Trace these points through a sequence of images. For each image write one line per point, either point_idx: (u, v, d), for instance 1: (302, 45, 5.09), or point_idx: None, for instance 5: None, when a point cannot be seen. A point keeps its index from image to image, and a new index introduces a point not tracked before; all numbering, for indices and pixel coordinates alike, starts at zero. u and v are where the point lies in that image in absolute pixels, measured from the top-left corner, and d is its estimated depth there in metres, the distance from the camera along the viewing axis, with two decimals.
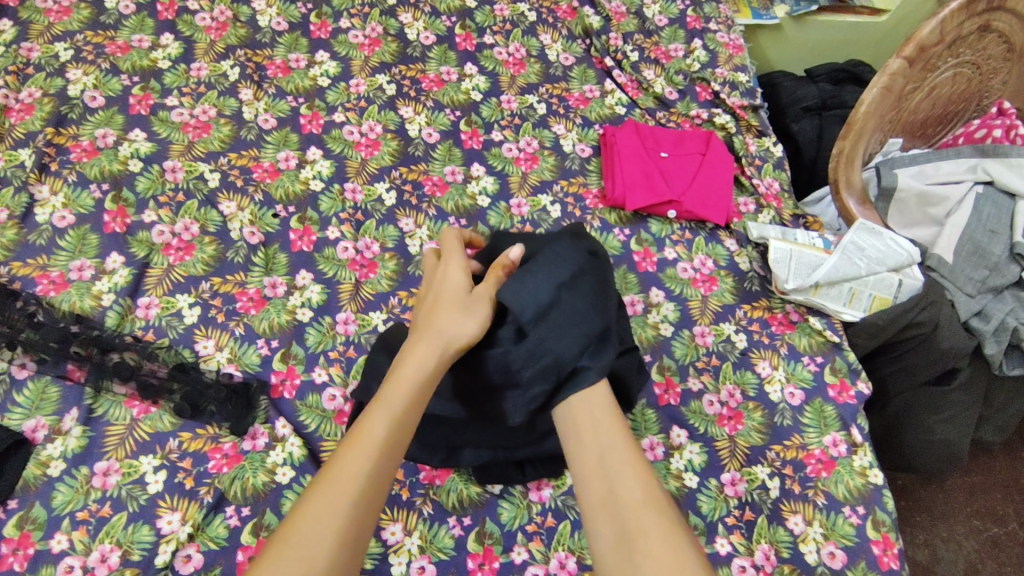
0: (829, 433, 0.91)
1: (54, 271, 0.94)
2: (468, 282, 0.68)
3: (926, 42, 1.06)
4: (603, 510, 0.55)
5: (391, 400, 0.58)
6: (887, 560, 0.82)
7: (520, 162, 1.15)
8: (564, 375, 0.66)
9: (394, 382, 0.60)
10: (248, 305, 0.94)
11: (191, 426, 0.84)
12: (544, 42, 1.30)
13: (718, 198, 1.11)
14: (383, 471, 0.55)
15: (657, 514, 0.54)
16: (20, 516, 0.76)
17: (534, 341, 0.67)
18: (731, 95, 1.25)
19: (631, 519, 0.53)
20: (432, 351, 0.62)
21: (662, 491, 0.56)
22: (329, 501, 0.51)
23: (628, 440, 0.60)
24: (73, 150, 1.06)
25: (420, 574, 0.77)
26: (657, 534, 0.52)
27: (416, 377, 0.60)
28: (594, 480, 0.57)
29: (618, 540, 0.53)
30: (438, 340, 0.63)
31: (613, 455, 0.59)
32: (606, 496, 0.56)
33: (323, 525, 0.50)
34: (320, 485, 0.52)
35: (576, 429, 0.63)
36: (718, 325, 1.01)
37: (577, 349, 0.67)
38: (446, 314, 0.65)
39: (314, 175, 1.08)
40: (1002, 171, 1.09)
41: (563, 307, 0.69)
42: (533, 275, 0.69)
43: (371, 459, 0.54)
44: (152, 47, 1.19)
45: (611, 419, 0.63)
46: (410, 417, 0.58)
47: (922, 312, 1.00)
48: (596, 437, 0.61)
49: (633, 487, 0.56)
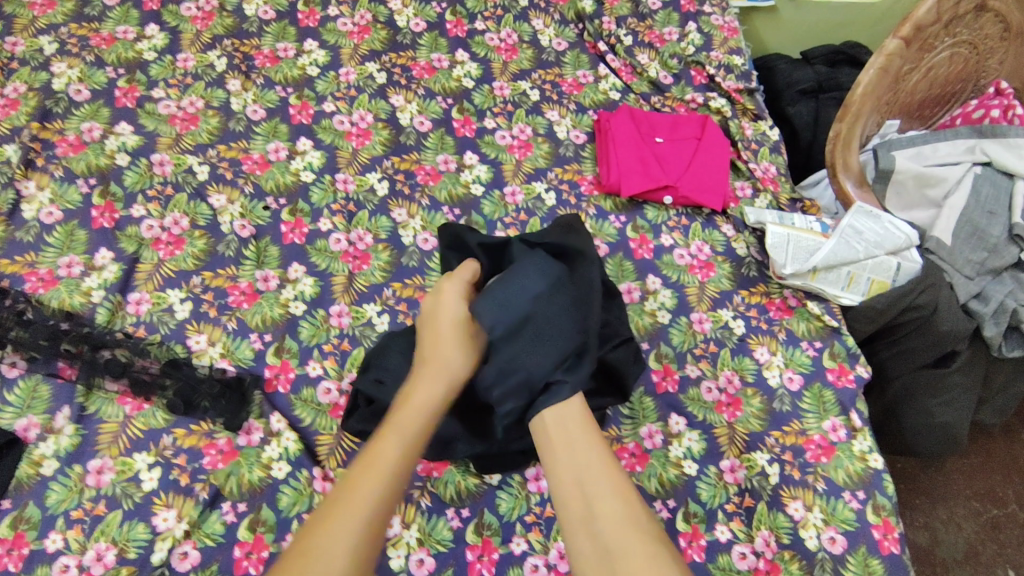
0: (828, 418, 0.91)
1: (42, 268, 0.93)
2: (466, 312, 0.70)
3: (922, 21, 1.05)
4: (584, 527, 0.55)
5: (403, 426, 0.59)
6: (888, 545, 0.81)
7: (514, 149, 1.14)
8: (536, 392, 0.66)
9: (405, 410, 0.61)
10: (240, 299, 0.93)
11: (185, 422, 0.83)
12: (536, 27, 1.28)
13: (714, 183, 1.10)
14: (395, 495, 0.55)
15: (638, 530, 0.54)
16: (14, 516, 0.75)
17: (503, 357, 0.66)
18: (726, 79, 1.24)
19: (613, 536, 0.54)
20: (438, 382, 0.64)
21: (641, 503, 0.57)
22: (343, 525, 0.52)
23: (605, 453, 0.60)
24: (59, 144, 1.04)
25: (418, 566, 0.76)
26: (638, 550, 0.53)
27: (426, 407, 0.62)
28: (572, 496, 0.57)
29: (601, 559, 0.53)
30: (441, 373, 0.65)
31: (590, 470, 0.58)
32: (586, 514, 0.56)
33: (337, 549, 0.50)
34: (336, 510, 0.53)
35: (550, 442, 0.63)
36: (716, 311, 1.00)
37: (549, 365, 0.66)
38: (446, 347, 0.67)
39: (305, 166, 1.07)
40: (1000, 152, 1.08)
41: (536, 323, 0.67)
42: (502, 291, 0.68)
43: (383, 481, 0.55)
44: (137, 39, 1.17)
45: (587, 432, 0.63)
46: (419, 444, 0.59)
47: (921, 295, 0.98)
48: (571, 450, 0.61)
49: (612, 502, 0.56)
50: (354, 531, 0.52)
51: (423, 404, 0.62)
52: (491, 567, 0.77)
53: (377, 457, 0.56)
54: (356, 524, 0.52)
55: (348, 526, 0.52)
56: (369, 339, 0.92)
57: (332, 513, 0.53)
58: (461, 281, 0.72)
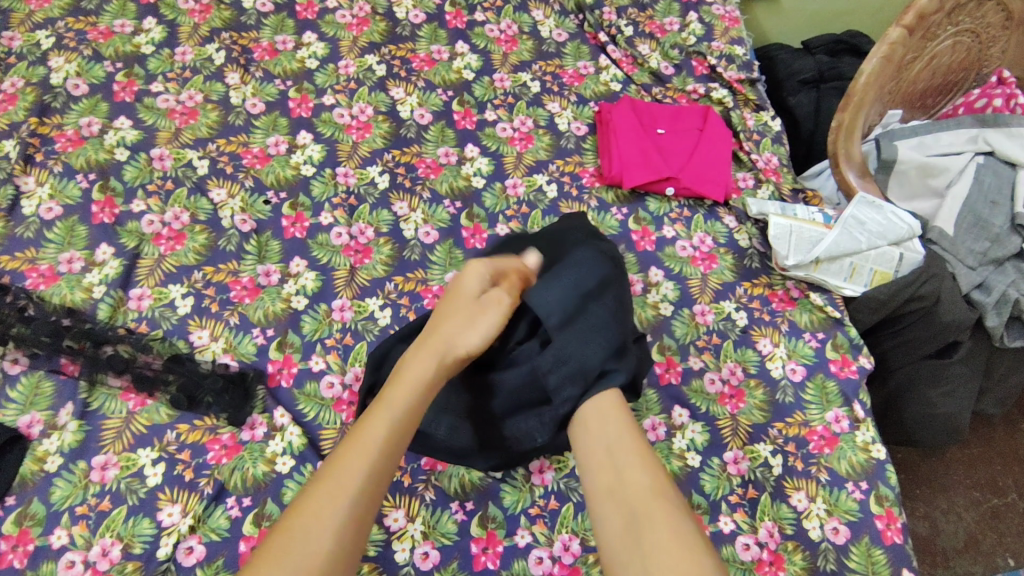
0: (831, 409, 0.91)
1: (43, 264, 0.92)
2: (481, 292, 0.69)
3: (926, 10, 1.03)
4: (612, 497, 0.57)
5: (392, 404, 0.59)
6: (890, 535, 0.82)
7: (515, 142, 1.13)
8: (590, 380, 0.67)
9: (396, 387, 0.60)
10: (242, 295, 0.93)
11: (188, 418, 0.83)
12: (536, 18, 1.27)
13: (716, 174, 1.09)
14: (382, 473, 0.55)
15: (664, 500, 0.55)
16: (19, 513, 0.76)
17: (558, 346, 0.67)
18: (728, 69, 1.23)
19: (639, 505, 0.55)
20: (431, 359, 0.63)
21: (669, 480, 0.58)
22: (327, 501, 0.51)
23: (636, 433, 0.62)
24: (58, 140, 1.03)
25: (423, 559, 0.77)
26: (663, 518, 0.54)
27: (417, 383, 0.61)
28: (602, 469, 0.59)
29: (627, 526, 0.54)
30: (439, 349, 0.64)
31: (620, 447, 0.60)
32: (615, 484, 0.58)
33: (320, 528, 0.50)
34: (321, 485, 0.53)
35: (584, 422, 0.65)
36: (718, 302, 1.00)
37: (602, 355, 0.68)
38: (450, 324, 0.66)
39: (305, 160, 1.06)
40: (1002, 141, 1.08)
41: (590, 313, 0.70)
42: (560, 279, 0.70)
43: (371, 458, 0.54)
44: (135, 32, 1.16)
45: (619, 413, 0.65)
46: (409, 423, 0.58)
47: (925, 285, 0.99)
48: (604, 429, 0.63)
49: (641, 474, 0.58)
50: (339, 509, 0.51)
51: (416, 379, 0.61)
52: (496, 560, 0.77)
53: (364, 435, 0.56)
54: (341, 502, 0.51)
55: (331, 504, 0.51)
56: (371, 333, 0.91)
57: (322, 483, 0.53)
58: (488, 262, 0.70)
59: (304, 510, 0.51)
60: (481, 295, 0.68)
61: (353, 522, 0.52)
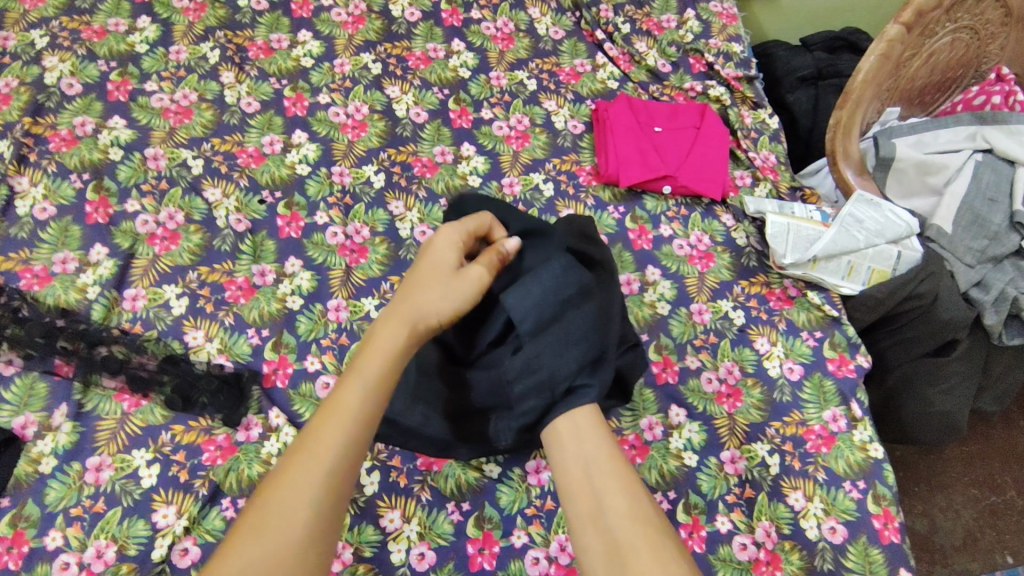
0: (829, 408, 0.91)
1: (37, 264, 0.92)
2: (452, 262, 0.64)
3: (924, 6, 1.02)
4: (591, 522, 0.55)
5: (366, 370, 0.56)
6: (888, 534, 0.81)
7: (511, 140, 1.13)
8: (557, 393, 0.64)
9: (368, 355, 0.57)
10: (237, 295, 0.93)
11: (183, 418, 0.83)
12: (533, 16, 1.27)
13: (714, 172, 1.09)
14: (358, 445, 0.53)
15: (645, 526, 0.53)
16: (13, 514, 0.75)
17: (529, 353, 0.66)
18: (725, 66, 1.23)
19: (620, 533, 0.53)
20: (402, 327, 0.59)
21: (648, 499, 0.56)
22: (302, 478, 0.50)
23: (612, 448, 0.60)
24: (52, 139, 1.03)
25: (419, 560, 0.76)
26: (645, 546, 0.52)
27: (386, 353, 0.57)
28: (578, 492, 0.57)
29: (607, 555, 0.52)
30: (409, 317, 0.60)
31: (597, 466, 0.58)
32: (593, 509, 0.55)
33: (296, 506, 0.50)
34: (296, 460, 0.51)
35: (559, 438, 0.62)
36: (715, 301, 1.00)
37: (572, 367, 0.65)
38: (415, 291, 0.61)
39: (301, 159, 1.06)
40: (1001, 138, 1.07)
41: (565, 323, 0.68)
42: (536, 281, 0.69)
43: (345, 431, 0.53)
44: (129, 31, 1.15)
45: (596, 429, 0.62)
46: (383, 392, 0.56)
47: (922, 284, 0.98)
48: (580, 446, 0.60)
49: (620, 497, 0.55)
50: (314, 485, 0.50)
51: (385, 349, 0.57)
52: (492, 560, 0.77)
53: (338, 406, 0.54)
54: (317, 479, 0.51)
55: (307, 483, 0.50)
56: (366, 333, 0.91)
57: (295, 458, 0.52)
58: (457, 229, 0.67)
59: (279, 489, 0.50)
60: (460, 266, 0.64)
61: (329, 498, 0.51)
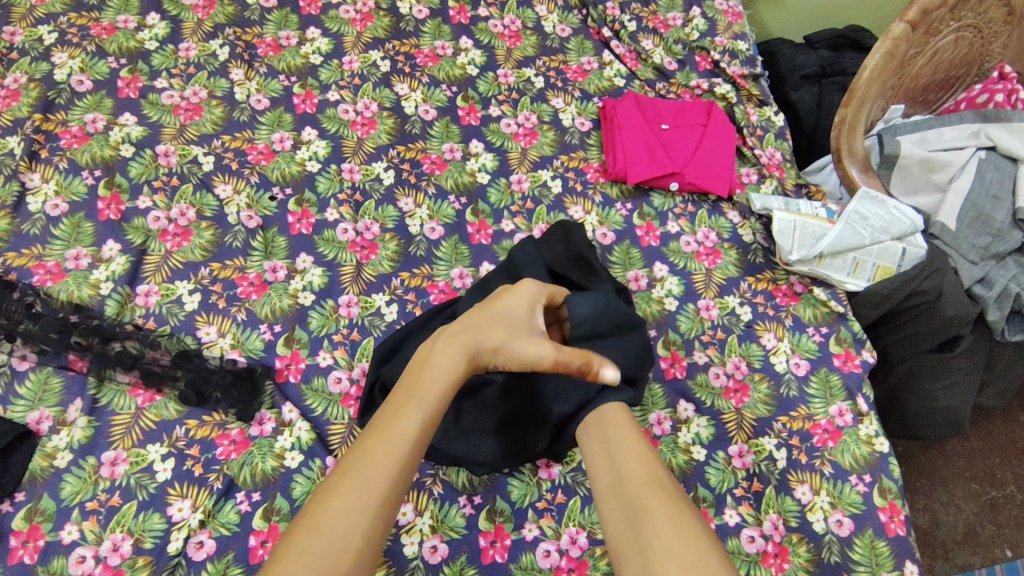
0: (835, 403, 0.92)
1: (50, 261, 0.92)
2: (523, 317, 0.71)
3: (929, 5, 1.02)
4: (612, 492, 0.60)
5: (421, 400, 0.62)
6: (894, 527, 0.82)
7: (519, 137, 1.13)
8: (593, 392, 0.72)
9: (423, 379, 0.64)
10: (249, 290, 0.93)
11: (197, 413, 0.84)
12: (540, 13, 1.28)
13: (720, 170, 1.10)
14: (403, 472, 0.58)
15: (660, 489, 0.58)
16: (29, 508, 0.76)
17: None
18: (731, 64, 1.24)
19: (637, 496, 0.58)
20: (461, 358, 0.66)
21: (665, 469, 0.61)
22: (352, 498, 0.54)
23: (634, 433, 0.66)
24: (63, 136, 1.03)
25: (432, 553, 0.77)
26: (659, 506, 0.56)
27: (444, 382, 0.64)
28: (603, 471, 0.62)
29: (627, 519, 0.57)
30: (469, 348, 0.67)
31: (619, 446, 0.64)
32: (614, 481, 0.61)
33: (344, 525, 0.53)
34: (346, 479, 0.56)
35: (587, 433, 0.69)
36: (722, 297, 1.01)
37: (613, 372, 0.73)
38: (492, 333, 0.68)
39: (310, 156, 1.06)
40: (1004, 136, 1.09)
41: (607, 339, 0.77)
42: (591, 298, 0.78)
43: (396, 457, 0.58)
44: (138, 28, 1.16)
45: (619, 416, 0.68)
46: (432, 421, 0.62)
47: (926, 280, 0.99)
48: (604, 433, 0.67)
49: (639, 468, 0.60)
50: (365, 507, 0.54)
51: (443, 377, 0.64)
52: (504, 553, 0.78)
53: (392, 432, 0.59)
54: (368, 499, 0.55)
55: (356, 504, 0.54)
56: (378, 329, 0.92)
57: (343, 481, 0.56)
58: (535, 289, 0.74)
59: (330, 503, 0.54)
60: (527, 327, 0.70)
61: (375, 520, 0.55)
